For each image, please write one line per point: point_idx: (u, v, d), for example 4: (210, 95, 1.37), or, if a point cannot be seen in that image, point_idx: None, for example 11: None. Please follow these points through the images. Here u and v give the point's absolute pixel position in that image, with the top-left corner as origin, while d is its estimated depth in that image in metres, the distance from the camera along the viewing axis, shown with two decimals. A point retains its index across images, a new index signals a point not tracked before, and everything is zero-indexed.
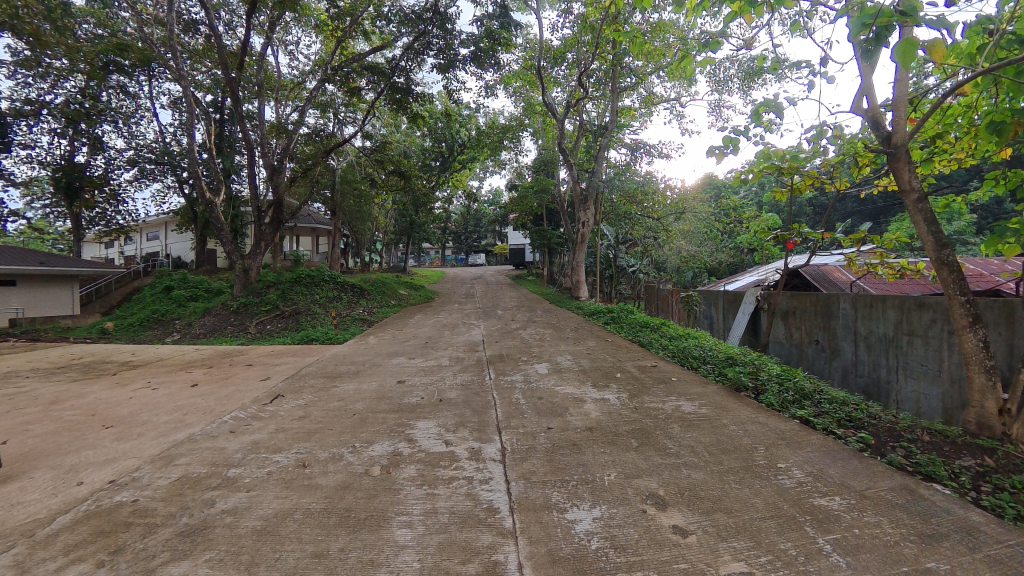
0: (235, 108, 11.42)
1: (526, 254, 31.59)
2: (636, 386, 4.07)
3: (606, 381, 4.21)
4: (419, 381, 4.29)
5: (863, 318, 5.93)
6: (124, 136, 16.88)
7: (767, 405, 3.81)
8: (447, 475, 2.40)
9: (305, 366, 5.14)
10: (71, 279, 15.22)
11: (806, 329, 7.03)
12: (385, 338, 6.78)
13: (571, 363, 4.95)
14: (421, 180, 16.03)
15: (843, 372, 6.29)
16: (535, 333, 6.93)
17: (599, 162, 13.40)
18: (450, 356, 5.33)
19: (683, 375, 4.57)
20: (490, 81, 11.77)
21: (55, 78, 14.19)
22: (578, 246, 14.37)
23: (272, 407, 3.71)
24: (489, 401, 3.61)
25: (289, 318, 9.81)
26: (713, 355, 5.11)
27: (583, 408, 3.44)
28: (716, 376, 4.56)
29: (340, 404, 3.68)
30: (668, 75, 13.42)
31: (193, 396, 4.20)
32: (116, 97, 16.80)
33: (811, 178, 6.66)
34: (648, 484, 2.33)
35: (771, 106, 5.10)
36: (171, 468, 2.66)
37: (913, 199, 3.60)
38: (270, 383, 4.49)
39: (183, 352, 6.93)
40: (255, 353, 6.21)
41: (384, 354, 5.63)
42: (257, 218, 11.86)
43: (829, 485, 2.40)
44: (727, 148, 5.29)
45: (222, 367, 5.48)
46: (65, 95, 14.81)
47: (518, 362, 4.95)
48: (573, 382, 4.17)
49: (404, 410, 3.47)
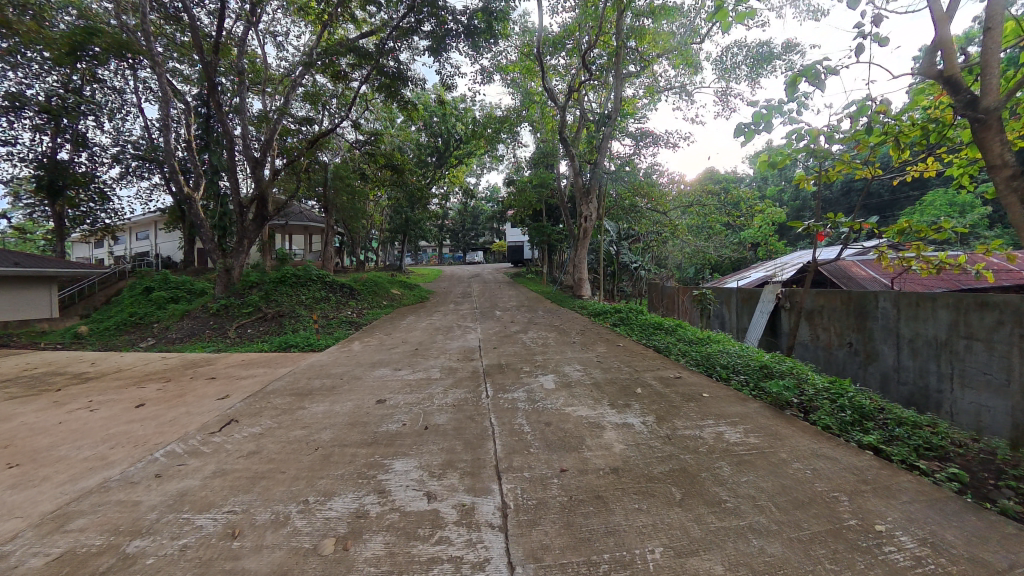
0: (213, 96, 10.63)
1: (524, 251, 30.74)
2: (663, 407, 3.37)
3: (626, 400, 3.52)
4: (403, 400, 3.59)
5: (907, 319, 5.27)
6: (110, 131, 16.29)
7: (823, 429, 3.15)
8: (427, 555, 1.71)
9: (274, 379, 4.44)
10: (49, 279, 14.37)
11: (835, 330, 6.37)
12: (369, 344, 6.06)
13: (581, 374, 4.25)
14: (415, 175, 15.33)
15: (882, 378, 5.63)
16: (537, 337, 6.22)
17: (603, 152, 12.71)
18: (441, 367, 4.64)
19: (714, 389, 3.86)
20: (484, 66, 11.09)
21: (34, 70, 13.55)
22: (580, 242, 13.65)
23: (220, 437, 3.02)
24: (486, 429, 2.92)
25: (271, 321, 9.08)
26: (745, 364, 4.43)
27: (602, 438, 2.76)
28: (752, 390, 3.89)
29: (303, 433, 2.99)
30: (674, 60, 12.80)
31: (132, 422, 3.49)
32: (101, 92, 16.14)
33: (843, 164, 5.97)
34: (709, 567, 1.65)
35: (820, 71, 4.40)
36: (58, 538, 1.97)
37: (1005, 176, 2.91)
38: (226, 403, 3.78)
39: (147, 362, 6.22)
40: (224, 363, 5.49)
41: (367, 363, 4.93)
42: (239, 213, 11.07)
43: (959, 563, 1.73)
44: (759, 123, 4.58)
45: (181, 381, 4.77)
46: (46, 90, 14.17)
47: (519, 374, 4.27)
48: (586, 400, 3.48)
49: (380, 442, 2.77)
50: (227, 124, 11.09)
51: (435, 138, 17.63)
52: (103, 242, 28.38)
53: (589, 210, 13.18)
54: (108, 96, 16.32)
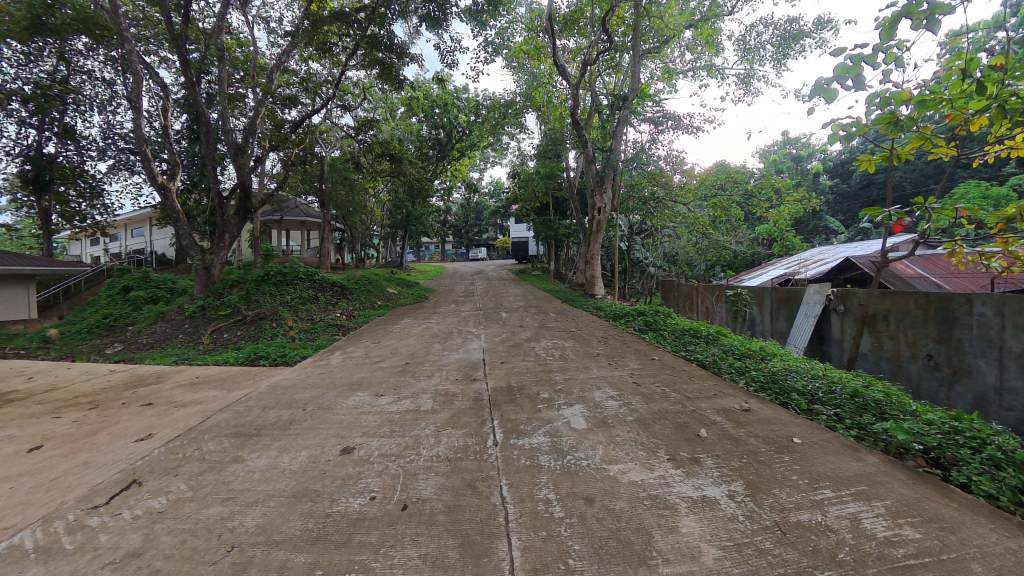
0: (186, 73, 9.56)
1: (529, 247, 29.63)
2: (747, 465, 2.37)
3: (691, 450, 2.53)
4: (379, 446, 2.60)
5: (1015, 328, 4.25)
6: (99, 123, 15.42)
7: (991, 503, 2.14)
8: None
9: (220, 410, 3.46)
10: (27, 279, 13.23)
11: (907, 338, 5.36)
12: (351, 357, 5.06)
13: (617, 404, 3.24)
14: (415, 167, 14.19)
15: (976, 399, 4.63)
16: (551, 348, 5.21)
17: (619, 138, 11.61)
18: (434, 390, 3.65)
19: (805, 431, 2.85)
20: (487, 43, 9.98)
21: (16, 59, 12.63)
22: (592, 236, 12.57)
23: (99, 522, 2.03)
24: (497, 509, 1.93)
25: (250, 325, 8.10)
26: (829, 392, 3.44)
27: (679, 537, 1.75)
28: (855, 433, 2.88)
29: (222, 516, 2.00)
30: (697, 38, 11.73)
31: (2, 482, 2.52)
32: (88, 82, 14.94)
33: (926, 139, 4.85)
34: None
35: (929, 8, 3.31)
36: None
37: None
38: (142, 451, 2.81)
39: (89, 377, 5.26)
40: (173, 382, 4.51)
41: (343, 384, 3.94)
42: (219, 206, 10.10)
43: None
44: (844, 78, 3.56)
45: (108, 409, 3.80)
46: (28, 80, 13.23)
47: (537, 403, 3.27)
48: (635, 452, 2.47)
49: (333, 537, 1.79)
50: (202, 107, 10.11)
51: (436, 130, 16.62)
52: (97, 239, 27.57)
53: (603, 201, 12.04)
54: (96, 87, 15.42)
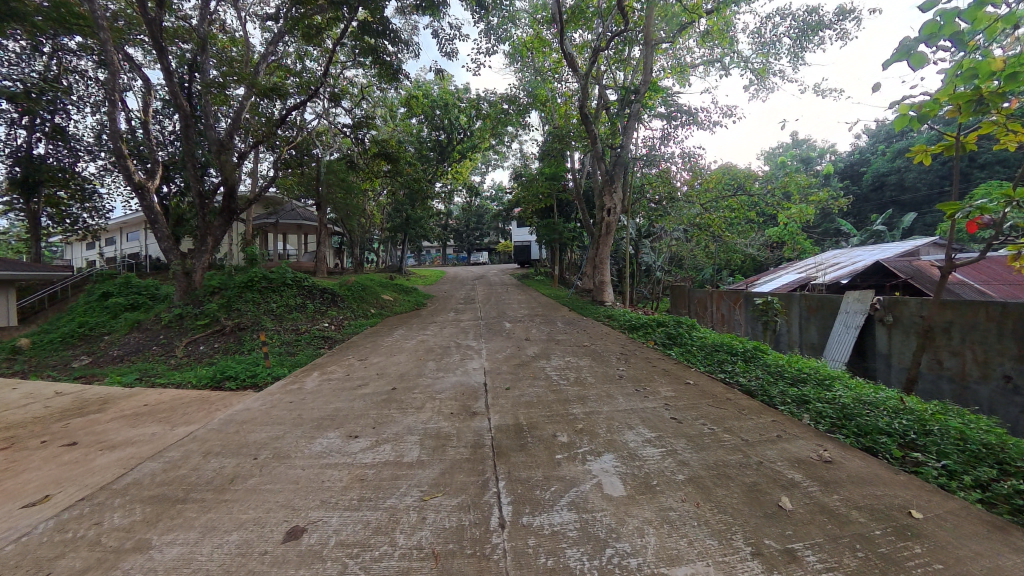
0: (165, 63, 8.86)
1: (532, 251, 28.89)
2: (871, 564, 1.64)
3: (781, 534, 1.79)
4: (341, 528, 1.85)
5: None
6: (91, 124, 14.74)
7: None
8: None
9: (152, 457, 2.72)
10: (5, 285, 12.50)
11: (977, 355, 4.60)
12: (329, 379, 4.31)
13: (659, 453, 2.49)
14: (414, 168, 13.51)
15: None
16: (563, 368, 4.45)
17: (630, 134, 10.89)
18: (423, 429, 2.91)
19: (922, 498, 2.09)
20: (489, 34, 9.32)
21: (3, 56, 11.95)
22: (601, 239, 11.82)
23: None
24: None
25: (229, 336, 7.40)
26: (927, 435, 2.69)
27: None
28: (987, 496, 2.12)
29: None
30: (713, 28, 11.00)
31: None
32: (81, 82, 14.31)
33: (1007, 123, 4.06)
34: None
35: None
36: None
37: None
38: (23, 525, 2.07)
39: (29, 401, 4.53)
40: (116, 412, 3.77)
41: (312, 419, 3.19)
42: (201, 206, 9.38)
43: None
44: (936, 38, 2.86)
45: (18, 452, 3.05)
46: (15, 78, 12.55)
47: (556, 450, 2.53)
48: (704, 541, 1.72)
49: None
50: (183, 101, 9.37)
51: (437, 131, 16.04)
52: (91, 243, 26.89)
53: (613, 201, 11.34)
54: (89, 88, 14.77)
